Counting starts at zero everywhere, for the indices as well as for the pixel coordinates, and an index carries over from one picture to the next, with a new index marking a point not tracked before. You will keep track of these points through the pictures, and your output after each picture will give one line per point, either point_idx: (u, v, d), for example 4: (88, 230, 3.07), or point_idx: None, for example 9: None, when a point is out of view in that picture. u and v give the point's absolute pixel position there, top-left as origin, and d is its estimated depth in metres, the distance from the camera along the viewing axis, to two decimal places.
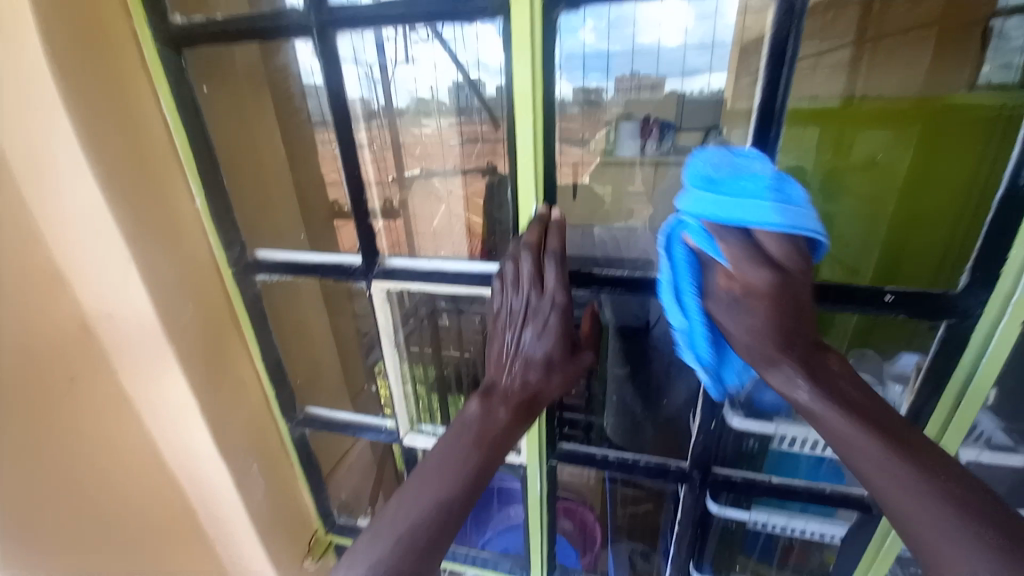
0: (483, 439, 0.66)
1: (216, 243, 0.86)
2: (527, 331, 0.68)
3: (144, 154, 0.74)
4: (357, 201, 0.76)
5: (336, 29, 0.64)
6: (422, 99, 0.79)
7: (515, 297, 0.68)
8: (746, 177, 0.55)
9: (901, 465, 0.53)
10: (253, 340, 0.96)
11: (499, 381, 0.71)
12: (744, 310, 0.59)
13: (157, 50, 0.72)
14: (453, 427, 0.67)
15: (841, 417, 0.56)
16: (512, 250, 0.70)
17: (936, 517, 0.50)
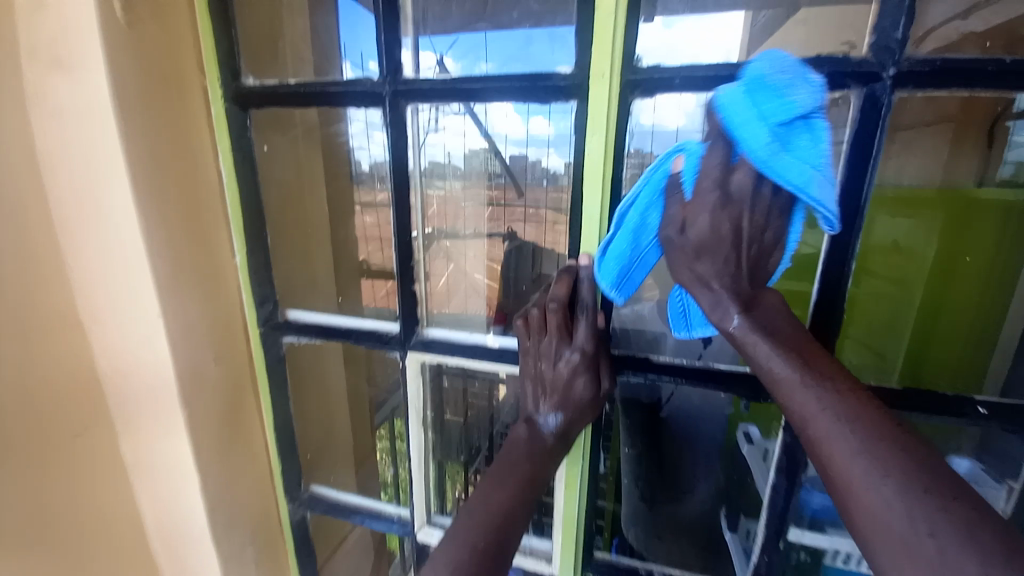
0: (531, 459, 0.64)
1: (248, 299, 0.82)
2: (560, 378, 0.64)
3: (194, 205, 0.72)
4: (403, 266, 0.73)
5: (407, 99, 0.64)
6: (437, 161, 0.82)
7: (544, 343, 0.64)
8: (785, 100, 0.45)
9: (819, 401, 0.48)
10: (268, 404, 0.89)
11: (534, 426, 0.66)
12: (704, 219, 0.53)
13: (226, 108, 0.73)
14: (503, 447, 0.67)
15: (769, 354, 0.52)
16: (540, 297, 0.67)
17: (855, 447, 0.44)
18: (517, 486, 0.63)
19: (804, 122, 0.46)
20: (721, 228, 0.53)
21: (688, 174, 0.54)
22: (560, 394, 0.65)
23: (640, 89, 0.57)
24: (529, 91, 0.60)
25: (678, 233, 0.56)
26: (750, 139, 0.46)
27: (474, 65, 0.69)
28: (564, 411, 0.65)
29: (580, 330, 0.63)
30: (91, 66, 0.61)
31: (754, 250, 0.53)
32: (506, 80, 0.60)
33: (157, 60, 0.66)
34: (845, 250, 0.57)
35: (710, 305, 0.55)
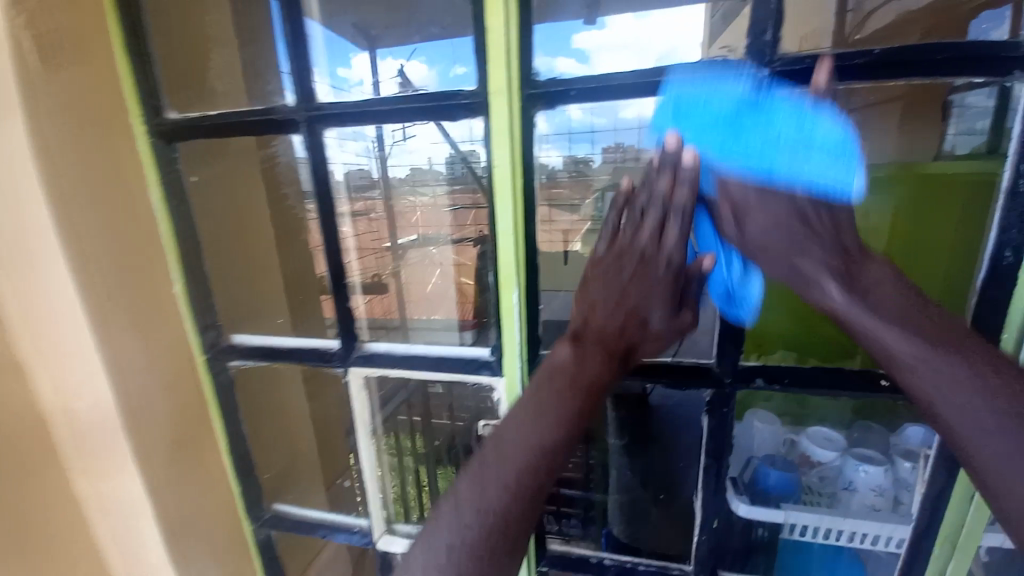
0: (573, 385, 0.59)
1: (192, 327, 0.83)
2: (631, 273, 0.57)
3: (127, 238, 0.74)
4: (338, 283, 0.75)
5: (325, 124, 0.66)
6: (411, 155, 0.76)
7: (645, 240, 0.54)
8: (710, 107, 0.48)
9: (940, 365, 0.46)
10: (222, 428, 0.90)
11: (589, 324, 0.60)
12: (760, 215, 0.51)
13: (150, 144, 0.75)
14: (542, 372, 0.60)
15: (893, 332, 0.48)
16: (644, 188, 0.54)
17: (967, 374, 0.46)
18: (559, 422, 0.58)
19: (754, 102, 0.47)
20: (794, 225, 0.50)
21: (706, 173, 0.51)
22: (635, 300, 0.58)
23: (541, 101, 0.60)
24: (435, 109, 0.62)
25: (733, 226, 0.52)
26: (758, 138, 0.47)
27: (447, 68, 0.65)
28: (670, 319, 0.59)
29: (671, 237, 0.53)
30: (6, 112, 0.62)
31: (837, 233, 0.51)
32: (413, 101, 0.62)
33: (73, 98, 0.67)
34: None
35: (791, 279, 0.53)
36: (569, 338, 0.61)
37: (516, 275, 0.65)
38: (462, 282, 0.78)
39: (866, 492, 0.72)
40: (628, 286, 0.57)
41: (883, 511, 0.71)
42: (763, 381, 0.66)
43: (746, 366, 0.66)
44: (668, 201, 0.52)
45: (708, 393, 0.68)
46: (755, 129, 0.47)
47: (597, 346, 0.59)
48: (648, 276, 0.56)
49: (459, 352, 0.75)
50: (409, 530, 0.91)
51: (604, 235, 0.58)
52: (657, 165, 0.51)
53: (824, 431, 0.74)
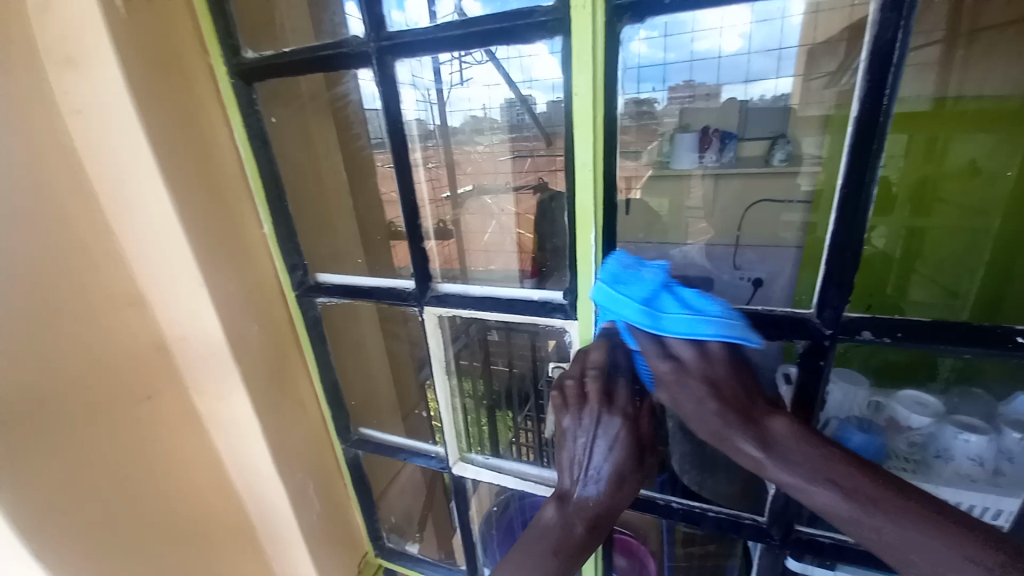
0: (577, 549, 0.64)
1: (280, 267, 0.89)
2: (597, 450, 0.63)
3: (218, 182, 0.78)
4: (411, 223, 0.75)
5: (394, 57, 0.64)
6: (476, 116, 1.00)
7: (582, 415, 0.63)
8: (637, 283, 0.58)
9: (883, 525, 0.45)
10: (312, 360, 0.98)
11: (569, 489, 0.66)
12: (689, 391, 0.55)
13: (232, 86, 0.76)
14: (534, 531, 0.66)
15: (847, 508, 0.47)
16: (574, 367, 0.66)
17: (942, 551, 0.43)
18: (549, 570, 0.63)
19: (657, 290, 0.57)
20: (719, 400, 0.54)
21: (627, 335, 0.60)
22: (607, 480, 0.64)
23: (628, 14, 0.53)
24: (510, 31, 0.57)
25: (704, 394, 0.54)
26: (670, 325, 0.55)
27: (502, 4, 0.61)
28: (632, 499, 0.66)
29: (620, 396, 0.63)
30: (105, 60, 0.65)
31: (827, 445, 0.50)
32: (487, 25, 0.58)
33: (159, 44, 0.69)
34: (866, 170, 0.52)
35: (750, 463, 0.53)
36: (554, 499, 0.67)
37: (593, 216, 0.62)
38: (523, 233, 0.89)
39: (964, 461, 0.66)
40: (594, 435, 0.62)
41: (980, 482, 0.65)
42: (870, 334, 0.59)
43: (851, 317, 0.59)
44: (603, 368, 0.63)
45: (802, 345, 0.62)
46: (661, 313, 0.55)
47: (579, 514, 0.64)
48: (620, 472, 0.63)
49: (530, 295, 0.74)
50: (481, 461, 0.97)
51: (588, 445, 0.63)
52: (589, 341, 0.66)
53: (917, 395, 0.69)
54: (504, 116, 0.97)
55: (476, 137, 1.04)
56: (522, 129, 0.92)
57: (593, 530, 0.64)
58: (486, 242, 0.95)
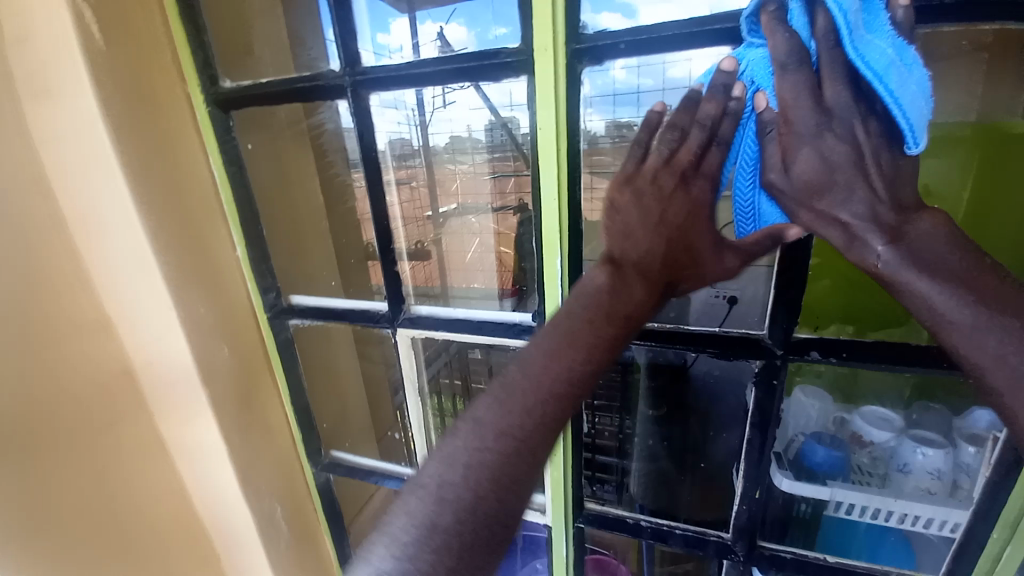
0: (609, 314, 0.54)
1: (253, 289, 0.89)
2: (656, 158, 0.53)
3: (192, 205, 0.79)
4: (384, 247, 0.77)
5: (369, 89, 0.66)
6: (459, 135, 0.84)
7: (671, 135, 0.52)
8: None
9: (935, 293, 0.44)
10: (283, 382, 0.98)
11: (639, 168, 0.55)
12: (807, 156, 0.46)
13: (209, 113, 0.77)
14: (550, 324, 0.54)
15: (923, 282, 0.45)
16: (678, 116, 0.52)
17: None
18: (584, 346, 0.52)
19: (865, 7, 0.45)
20: (851, 174, 0.46)
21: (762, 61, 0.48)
22: (663, 228, 0.55)
23: (587, 58, 0.57)
24: (478, 70, 0.61)
25: (782, 175, 0.48)
26: (862, 50, 0.43)
27: (485, 31, 0.64)
28: (687, 286, 0.58)
29: (710, 164, 0.53)
30: (80, 86, 0.66)
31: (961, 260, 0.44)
32: (456, 64, 0.61)
33: (137, 71, 0.70)
34: None
35: (840, 238, 0.48)
36: (604, 262, 0.56)
37: (558, 242, 0.65)
38: (503, 250, 0.83)
39: (922, 474, 0.69)
40: (669, 202, 0.54)
41: (940, 495, 0.68)
42: (817, 354, 0.62)
43: (800, 338, 0.62)
44: (715, 125, 0.51)
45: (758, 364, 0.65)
46: (857, 42, 0.43)
47: (621, 215, 0.55)
48: (673, 259, 0.56)
49: (501, 317, 0.76)
50: None
51: (642, 200, 0.55)
52: (705, 90, 0.51)
53: (880, 411, 0.72)
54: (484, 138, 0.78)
55: (458, 157, 0.89)
56: (501, 149, 0.76)
57: (618, 323, 0.54)
58: (468, 261, 0.89)
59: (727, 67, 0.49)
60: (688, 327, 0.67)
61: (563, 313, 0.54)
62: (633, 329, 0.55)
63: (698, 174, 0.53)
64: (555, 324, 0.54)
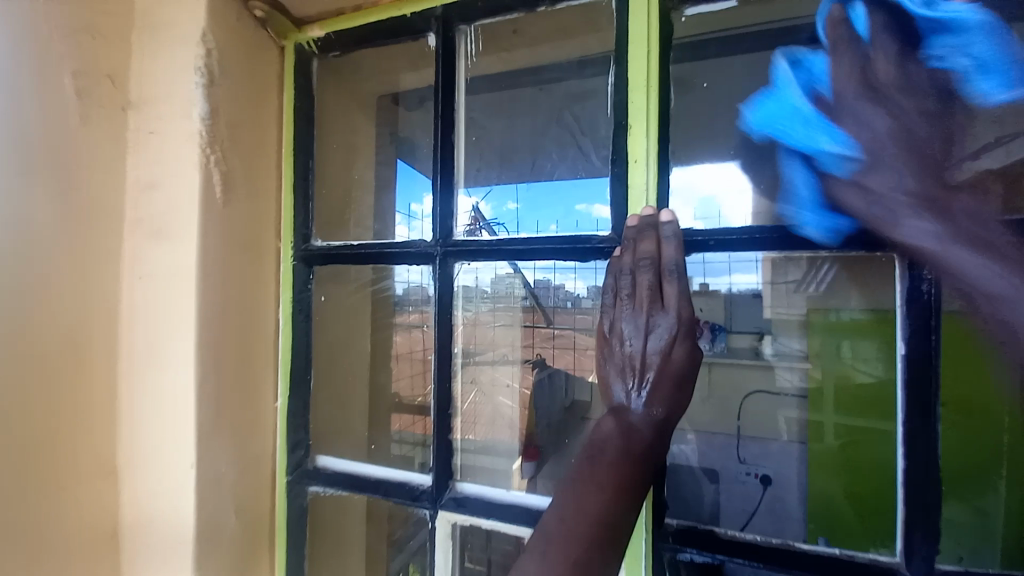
0: (620, 482, 0.51)
1: (282, 445, 0.82)
2: (631, 323, 0.57)
3: (248, 352, 0.77)
4: (442, 412, 0.70)
5: (456, 258, 0.69)
6: (466, 287, 0.75)
7: (630, 312, 0.57)
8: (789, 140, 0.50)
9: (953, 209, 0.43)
10: (281, 562, 0.83)
11: (619, 324, 0.58)
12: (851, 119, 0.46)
13: (293, 266, 0.81)
14: (585, 450, 0.55)
15: (958, 249, 0.43)
16: (632, 255, 0.57)
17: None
18: (618, 488, 0.51)
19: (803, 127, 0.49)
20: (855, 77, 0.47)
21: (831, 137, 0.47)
22: (655, 373, 0.56)
23: None
24: (569, 252, 0.63)
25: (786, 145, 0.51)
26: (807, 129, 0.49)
27: (503, 204, 0.78)
28: (662, 399, 0.56)
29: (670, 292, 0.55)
30: (187, 237, 0.70)
31: (986, 239, 0.42)
32: (546, 244, 0.63)
33: (241, 227, 0.76)
34: (927, 406, 0.52)
35: (865, 210, 0.47)
36: (612, 411, 0.57)
37: None
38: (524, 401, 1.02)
39: None
40: (649, 324, 0.56)
41: None
42: None
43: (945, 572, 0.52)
44: (657, 258, 0.56)
45: None
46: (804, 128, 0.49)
47: (617, 367, 0.58)
48: (664, 372, 0.56)
49: None
50: None
51: (630, 340, 0.57)
52: (635, 232, 0.57)
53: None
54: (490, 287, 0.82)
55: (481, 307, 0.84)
56: (505, 298, 0.87)
57: (637, 477, 0.52)
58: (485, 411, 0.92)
59: (648, 214, 0.58)
60: (801, 543, 0.56)
61: (577, 482, 0.52)
62: (653, 464, 0.54)
63: (660, 305, 0.56)
64: (581, 470, 0.53)
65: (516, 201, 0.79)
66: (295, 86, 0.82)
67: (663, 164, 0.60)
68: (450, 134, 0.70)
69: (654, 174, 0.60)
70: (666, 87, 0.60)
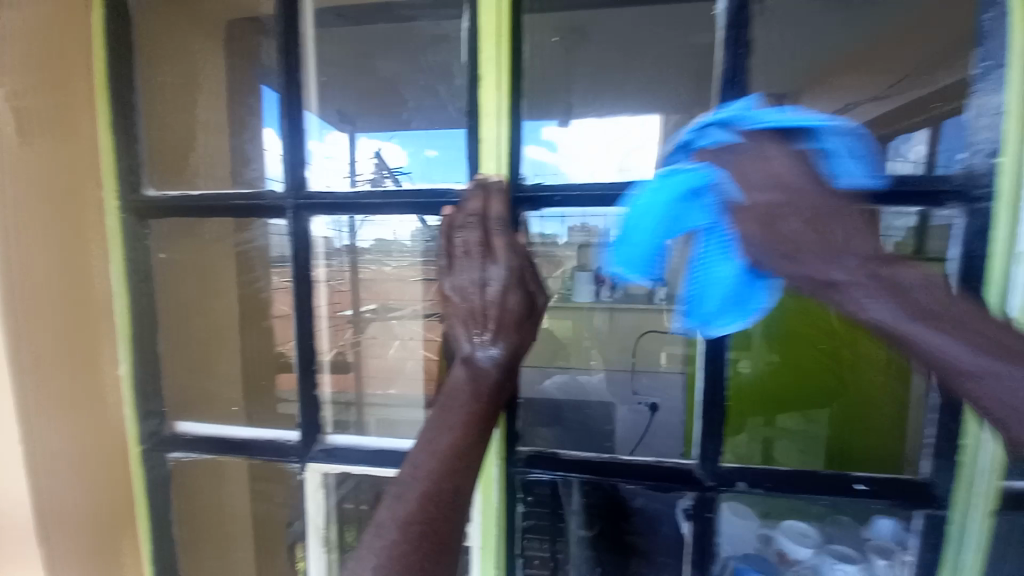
0: (468, 425, 0.54)
1: (132, 414, 0.76)
2: (465, 273, 0.58)
3: (76, 319, 0.69)
4: (305, 367, 0.68)
5: (311, 212, 0.66)
6: (382, 240, 0.73)
7: (466, 265, 0.57)
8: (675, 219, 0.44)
9: (955, 329, 0.40)
10: (147, 529, 0.80)
11: (455, 274, 0.58)
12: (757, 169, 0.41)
13: (121, 220, 0.72)
14: (441, 395, 0.57)
15: (916, 327, 0.40)
16: (462, 210, 0.59)
17: (969, 334, 0.40)
18: (468, 422, 0.54)
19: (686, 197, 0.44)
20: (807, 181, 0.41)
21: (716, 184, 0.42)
22: (495, 322, 0.57)
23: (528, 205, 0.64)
24: (427, 207, 0.64)
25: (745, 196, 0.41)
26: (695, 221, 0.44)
27: (418, 151, 0.70)
28: (504, 339, 0.58)
29: (495, 245, 0.57)
30: None
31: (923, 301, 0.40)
32: (403, 196, 0.64)
33: (47, 172, 0.65)
34: (718, 338, 0.63)
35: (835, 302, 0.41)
36: (461, 358, 0.58)
37: None
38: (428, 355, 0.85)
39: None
40: (482, 271, 0.57)
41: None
42: (745, 485, 0.65)
43: (726, 468, 0.65)
44: (484, 213, 0.59)
45: (691, 496, 0.67)
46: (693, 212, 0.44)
47: (459, 318, 0.58)
48: (503, 318, 0.57)
49: None
50: None
51: (466, 291, 0.57)
52: (465, 197, 0.60)
53: (798, 525, 0.69)
54: (410, 242, 0.72)
55: (382, 260, 0.77)
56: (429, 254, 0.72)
57: (481, 416, 0.55)
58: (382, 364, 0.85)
59: (479, 177, 0.61)
60: (625, 456, 0.67)
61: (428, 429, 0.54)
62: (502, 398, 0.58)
63: (487, 254, 0.57)
64: (436, 417, 0.55)
65: (432, 146, 0.69)
66: (103, 4, 0.69)
67: (514, 116, 0.61)
68: (294, 73, 0.64)
69: (506, 129, 0.61)
70: (519, 37, 0.61)
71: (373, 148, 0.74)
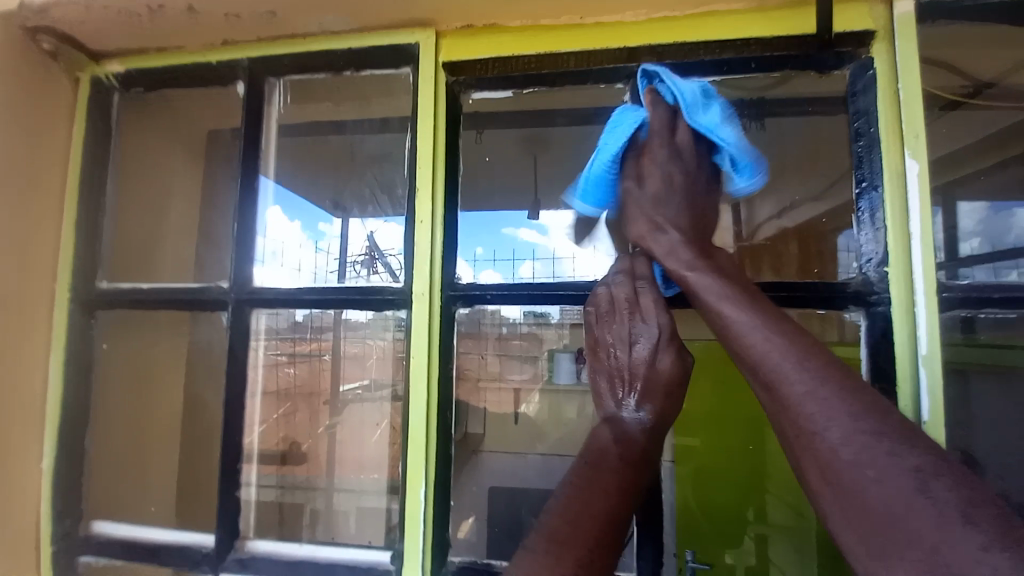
0: (603, 520, 0.52)
1: (44, 516, 0.72)
2: (632, 337, 0.59)
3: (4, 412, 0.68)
4: (230, 463, 0.68)
5: (251, 305, 0.69)
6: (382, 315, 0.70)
7: (612, 324, 0.60)
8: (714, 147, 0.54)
9: (810, 368, 0.44)
10: None
11: (602, 335, 0.61)
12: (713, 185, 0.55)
13: (69, 311, 0.74)
14: (588, 451, 0.58)
15: (880, 451, 0.40)
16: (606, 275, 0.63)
17: (833, 402, 0.42)
18: (610, 489, 0.54)
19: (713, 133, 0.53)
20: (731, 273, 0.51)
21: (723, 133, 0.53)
22: (642, 383, 0.60)
23: (460, 302, 0.67)
24: (363, 303, 0.67)
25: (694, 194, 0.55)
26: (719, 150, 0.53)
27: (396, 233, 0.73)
28: (652, 403, 0.59)
29: (649, 302, 0.59)
30: None
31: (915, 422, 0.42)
32: (341, 292, 0.67)
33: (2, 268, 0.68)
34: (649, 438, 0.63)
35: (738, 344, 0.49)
36: (604, 418, 0.60)
37: (424, 477, 0.63)
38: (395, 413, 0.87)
39: None
40: (630, 329, 0.59)
41: None
42: None
43: None
44: (637, 271, 0.61)
45: None
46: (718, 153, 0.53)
47: (606, 375, 0.61)
48: (651, 381, 0.59)
49: (356, 557, 0.66)
50: None
51: (620, 350, 0.60)
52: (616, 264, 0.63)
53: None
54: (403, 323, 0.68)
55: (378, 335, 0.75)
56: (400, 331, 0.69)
57: (622, 495, 0.54)
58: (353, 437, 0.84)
59: None
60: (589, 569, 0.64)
61: (546, 540, 0.51)
62: (645, 474, 0.57)
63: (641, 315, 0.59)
64: (566, 508, 0.53)
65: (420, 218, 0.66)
66: (88, 116, 0.77)
67: (447, 221, 0.67)
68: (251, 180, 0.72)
69: (438, 233, 0.66)
70: (453, 155, 0.69)
71: (363, 232, 0.81)
